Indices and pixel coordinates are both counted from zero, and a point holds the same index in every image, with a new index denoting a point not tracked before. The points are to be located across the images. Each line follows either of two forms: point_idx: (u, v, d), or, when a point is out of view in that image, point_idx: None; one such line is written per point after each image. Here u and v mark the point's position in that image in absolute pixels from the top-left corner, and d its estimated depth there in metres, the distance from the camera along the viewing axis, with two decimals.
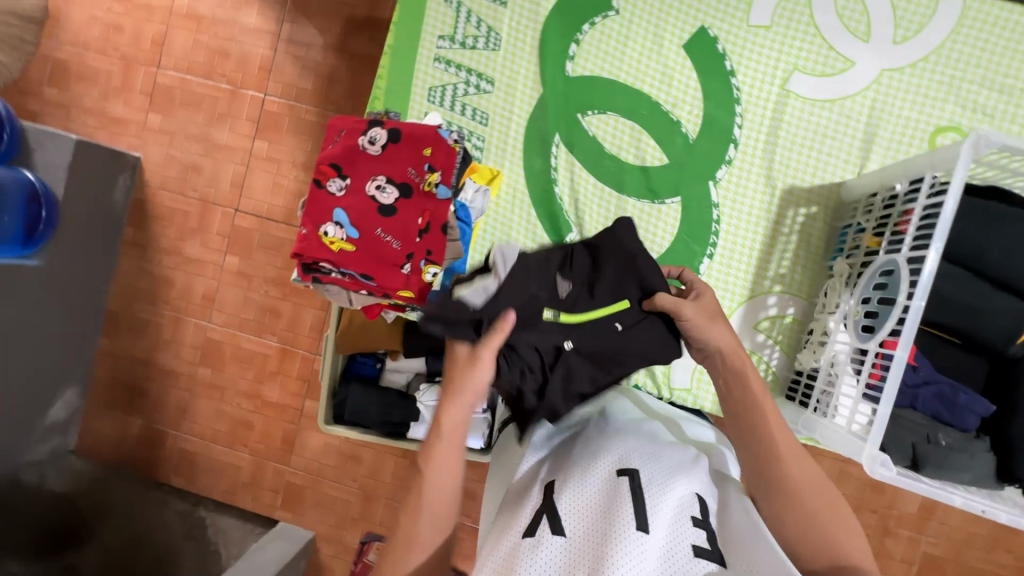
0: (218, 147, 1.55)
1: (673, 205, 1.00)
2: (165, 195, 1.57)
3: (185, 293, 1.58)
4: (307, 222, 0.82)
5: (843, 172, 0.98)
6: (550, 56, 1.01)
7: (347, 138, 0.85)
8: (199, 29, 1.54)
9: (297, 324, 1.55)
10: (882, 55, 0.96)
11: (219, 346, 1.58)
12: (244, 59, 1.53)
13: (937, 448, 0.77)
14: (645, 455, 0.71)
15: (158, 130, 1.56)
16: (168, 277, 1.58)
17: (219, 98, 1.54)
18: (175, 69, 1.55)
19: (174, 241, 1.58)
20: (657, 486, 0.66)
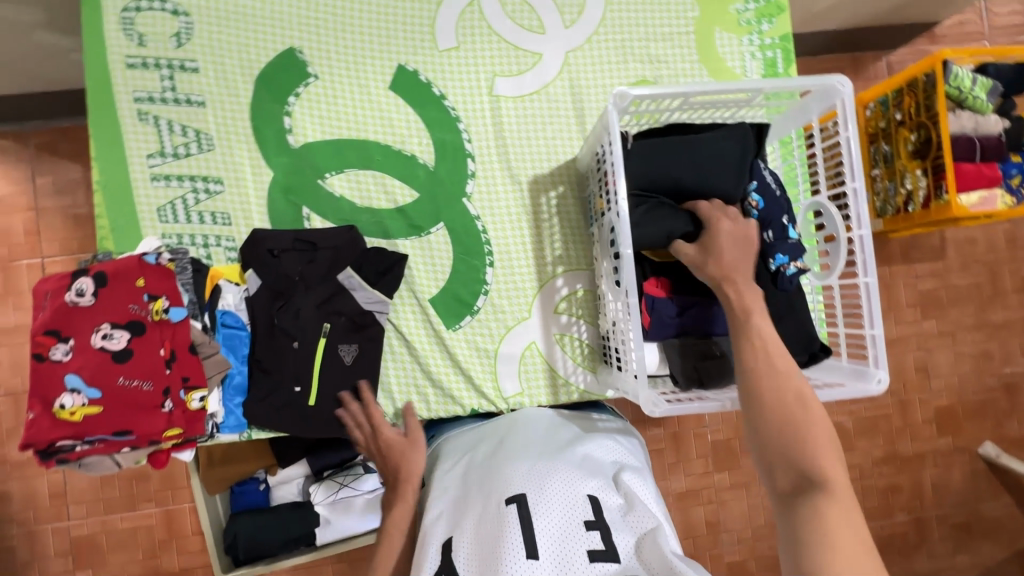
0: (8, 332, 1.39)
1: (439, 232, 1.03)
2: None
3: (30, 500, 1.42)
4: (33, 403, 0.74)
5: (572, 148, 1.06)
6: (267, 137, 1.01)
7: (54, 299, 0.77)
8: None
9: (173, 478, 1.46)
10: (560, 41, 1.06)
11: (91, 540, 1.44)
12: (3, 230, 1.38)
13: (715, 360, 0.85)
14: (536, 478, 0.76)
15: None
16: (2, 491, 1.41)
17: None
18: None
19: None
20: (548, 506, 0.72)
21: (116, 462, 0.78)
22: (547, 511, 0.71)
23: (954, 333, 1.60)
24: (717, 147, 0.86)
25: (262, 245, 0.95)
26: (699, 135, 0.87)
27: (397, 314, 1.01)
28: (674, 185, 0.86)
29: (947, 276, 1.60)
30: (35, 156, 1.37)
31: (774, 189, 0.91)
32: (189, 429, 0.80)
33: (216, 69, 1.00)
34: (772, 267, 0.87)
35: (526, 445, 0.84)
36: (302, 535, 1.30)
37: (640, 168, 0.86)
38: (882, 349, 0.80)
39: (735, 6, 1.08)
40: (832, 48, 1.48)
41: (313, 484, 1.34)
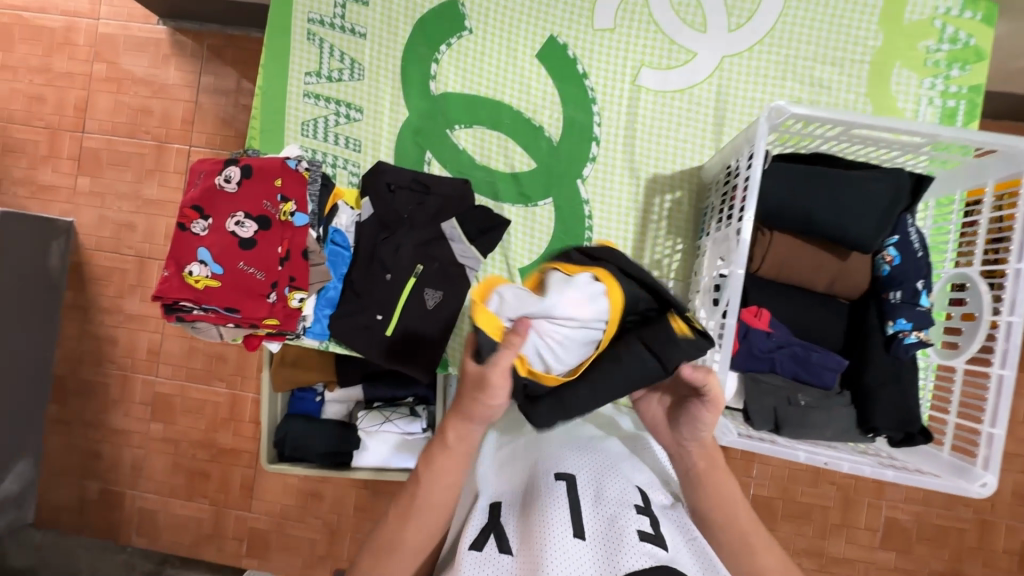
0: (149, 203, 1.60)
1: (546, 206, 1.04)
2: (101, 255, 1.62)
3: (131, 350, 1.64)
4: (170, 264, 0.84)
5: (700, 156, 1.02)
6: (413, 79, 1.06)
7: (206, 179, 0.87)
8: (120, 91, 1.59)
9: (245, 367, 1.62)
10: (719, 43, 1.01)
11: (168, 398, 1.64)
12: (166, 115, 1.58)
13: (796, 409, 0.79)
14: (581, 463, 0.77)
15: (89, 193, 1.61)
16: (112, 335, 1.64)
17: (144, 155, 1.59)
18: (101, 131, 1.60)
19: (114, 299, 1.63)
20: (595, 491, 0.72)
21: (220, 333, 0.86)
22: (594, 492, 0.72)
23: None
24: (869, 189, 0.79)
25: (381, 178, 1.01)
26: (849, 171, 0.81)
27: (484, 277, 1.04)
28: (806, 217, 0.81)
29: None
30: (206, 56, 1.54)
31: (915, 250, 0.82)
32: (284, 324, 0.86)
33: (382, 4, 1.06)
34: (889, 331, 0.82)
35: (567, 429, 0.86)
36: (340, 452, 1.38)
37: (773, 191, 0.81)
38: (996, 452, 0.71)
39: (925, 43, 0.98)
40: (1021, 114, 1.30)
41: (362, 410, 1.42)
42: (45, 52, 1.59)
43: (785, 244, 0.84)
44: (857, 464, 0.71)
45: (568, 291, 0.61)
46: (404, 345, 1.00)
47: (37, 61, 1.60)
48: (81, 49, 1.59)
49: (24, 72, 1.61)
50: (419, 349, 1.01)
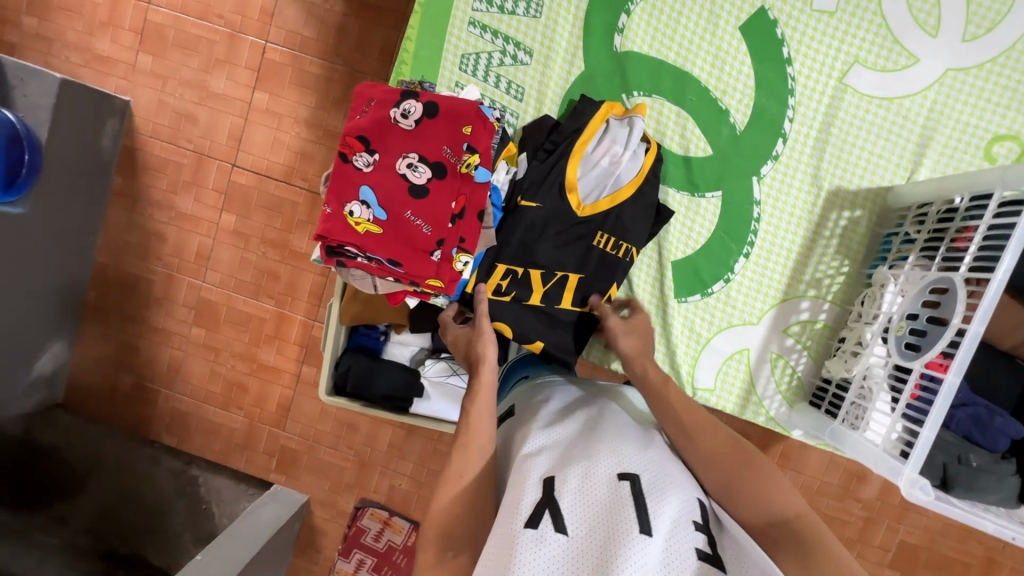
0: (214, 96, 1.43)
1: (713, 199, 0.95)
2: (156, 143, 1.46)
3: (178, 249, 1.49)
4: (330, 200, 0.76)
5: (892, 176, 0.93)
6: (597, 28, 0.93)
7: (377, 109, 0.77)
8: None
9: (295, 288, 1.48)
10: (947, 53, 0.90)
11: (213, 307, 1.51)
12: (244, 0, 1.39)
13: (967, 469, 0.77)
14: (648, 463, 0.64)
15: (148, 73, 1.43)
16: (160, 231, 1.49)
17: (216, 42, 1.41)
18: (169, 6, 1.41)
19: (166, 194, 1.48)
20: (661, 490, 0.60)
21: (374, 286, 0.80)
22: (662, 495, 0.60)
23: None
24: None
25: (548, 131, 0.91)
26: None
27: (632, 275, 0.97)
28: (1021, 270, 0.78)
29: None
30: None
31: None
32: (446, 287, 0.79)
33: None
34: None
35: (614, 419, 0.74)
36: (399, 398, 1.31)
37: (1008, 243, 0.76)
38: None
39: None
40: None
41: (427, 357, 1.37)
42: None
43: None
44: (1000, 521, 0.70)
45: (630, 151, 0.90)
46: (522, 322, 0.90)
47: None
48: None
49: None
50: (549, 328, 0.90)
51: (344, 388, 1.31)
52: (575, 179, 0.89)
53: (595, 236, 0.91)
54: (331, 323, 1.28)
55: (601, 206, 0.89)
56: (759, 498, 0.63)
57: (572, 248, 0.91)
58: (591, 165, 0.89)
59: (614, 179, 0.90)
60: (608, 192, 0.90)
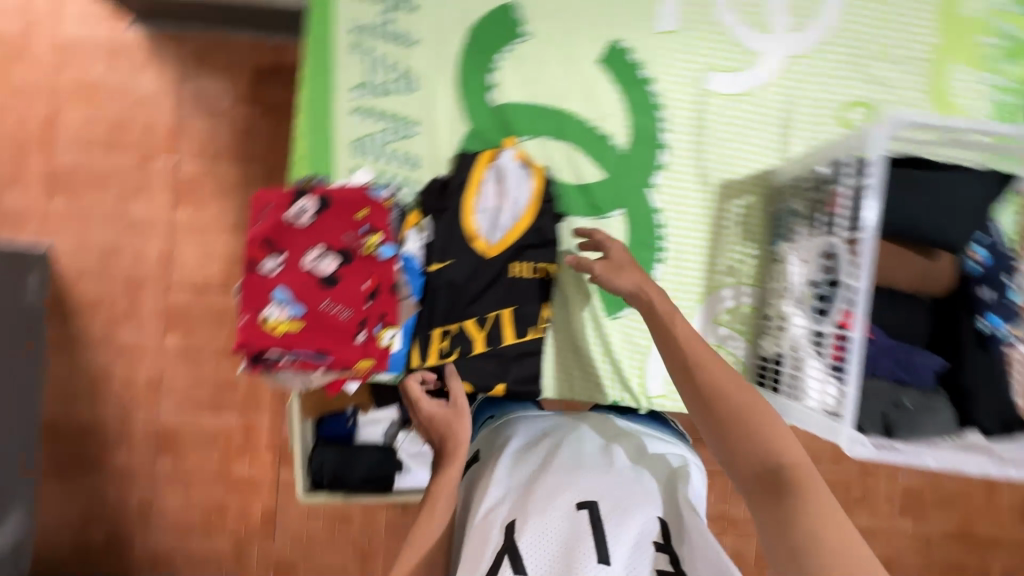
0: (136, 223, 1.43)
1: (617, 217, 1.01)
2: (84, 284, 1.43)
3: (127, 385, 1.45)
4: (246, 309, 0.77)
5: (769, 159, 1.01)
6: (471, 89, 1.00)
7: (274, 212, 0.79)
8: (92, 102, 1.41)
9: (257, 394, 1.47)
10: (782, 44, 1.00)
11: (176, 434, 1.46)
12: (148, 126, 1.42)
13: (903, 412, 0.81)
14: (608, 490, 0.72)
15: (63, 216, 1.42)
16: (104, 371, 1.44)
17: (127, 171, 1.42)
18: (72, 146, 1.41)
19: (104, 332, 1.44)
20: (621, 516, 0.69)
21: (307, 381, 0.80)
22: (622, 523, 0.68)
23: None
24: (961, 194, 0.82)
25: (444, 187, 0.94)
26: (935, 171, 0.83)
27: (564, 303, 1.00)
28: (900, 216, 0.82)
29: None
30: (192, 60, 1.41)
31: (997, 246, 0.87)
32: (377, 364, 0.81)
33: (433, 11, 0.99)
34: (980, 329, 0.84)
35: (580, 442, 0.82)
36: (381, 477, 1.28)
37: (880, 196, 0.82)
38: None
39: (980, 39, 1.00)
40: None
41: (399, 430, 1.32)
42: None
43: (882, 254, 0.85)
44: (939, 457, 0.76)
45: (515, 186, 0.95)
46: (472, 370, 0.94)
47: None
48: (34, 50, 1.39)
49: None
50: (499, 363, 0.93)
51: (321, 482, 1.28)
52: (473, 225, 0.93)
53: (513, 267, 0.94)
54: (293, 421, 1.23)
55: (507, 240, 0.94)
56: (753, 439, 0.70)
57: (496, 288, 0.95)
58: (483, 210, 0.94)
59: (507, 212, 0.94)
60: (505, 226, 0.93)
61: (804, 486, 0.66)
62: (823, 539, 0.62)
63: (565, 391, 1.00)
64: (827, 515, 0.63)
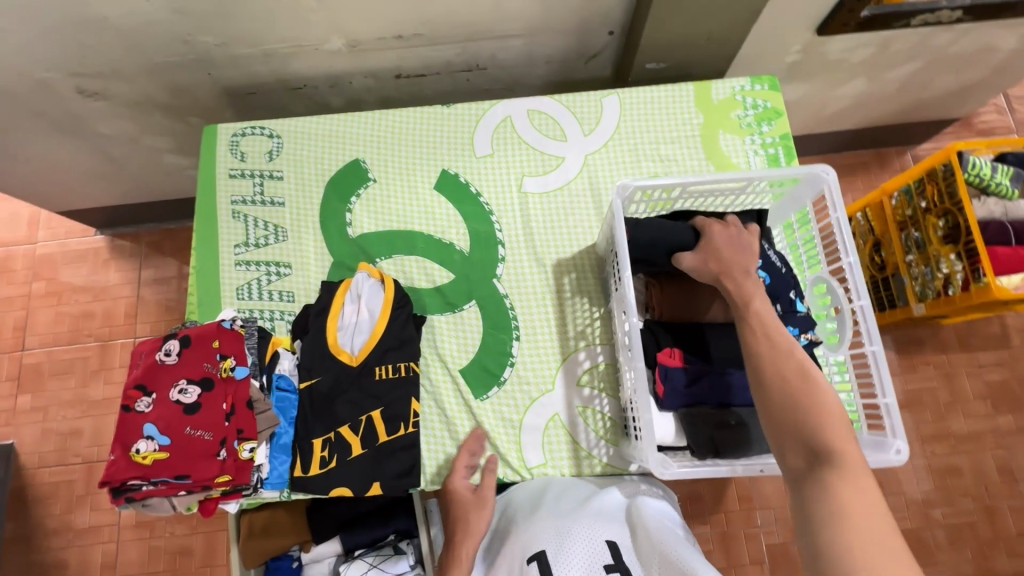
0: (93, 404, 1.79)
1: (471, 309, 1.14)
2: (45, 470, 1.74)
3: (83, 567, 1.68)
4: (116, 446, 0.86)
5: (591, 235, 1.18)
6: (332, 230, 1.20)
7: (147, 357, 0.92)
8: (61, 301, 1.88)
9: (211, 554, 1.68)
10: (580, 146, 1.23)
11: None
12: (109, 313, 1.86)
13: (729, 430, 0.87)
14: (556, 532, 0.92)
15: (30, 408, 1.78)
16: (59, 558, 1.68)
17: (88, 357, 1.83)
18: (42, 344, 1.84)
19: (61, 516, 1.71)
20: (568, 554, 0.89)
21: (173, 505, 0.87)
22: (565, 564, 0.88)
23: (951, 427, 1.67)
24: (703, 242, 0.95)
25: (308, 314, 1.10)
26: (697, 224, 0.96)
27: (437, 393, 1.09)
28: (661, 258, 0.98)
29: (1014, 364, 1.71)
30: (145, 252, 1.91)
31: (780, 267, 0.96)
32: (237, 478, 0.89)
33: (295, 177, 1.23)
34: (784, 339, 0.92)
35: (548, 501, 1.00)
36: None
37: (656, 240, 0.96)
38: (899, 420, 0.79)
39: (736, 113, 1.23)
40: (854, 146, 1.95)
41: (342, 563, 1.44)
42: None
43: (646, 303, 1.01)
44: None
45: (372, 298, 1.10)
46: (356, 474, 1.00)
47: None
48: (18, 275, 1.91)
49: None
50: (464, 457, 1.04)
51: None
52: (338, 342, 1.06)
53: (376, 369, 1.06)
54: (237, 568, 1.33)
55: (370, 345, 1.06)
56: (811, 411, 0.71)
57: (367, 391, 1.04)
58: (347, 324, 1.08)
59: (367, 322, 1.08)
60: (367, 334, 1.07)
61: (849, 475, 0.65)
62: (845, 503, 0.63)
63: (452, 481, 1.05)
64: (863, 515, 0.62)
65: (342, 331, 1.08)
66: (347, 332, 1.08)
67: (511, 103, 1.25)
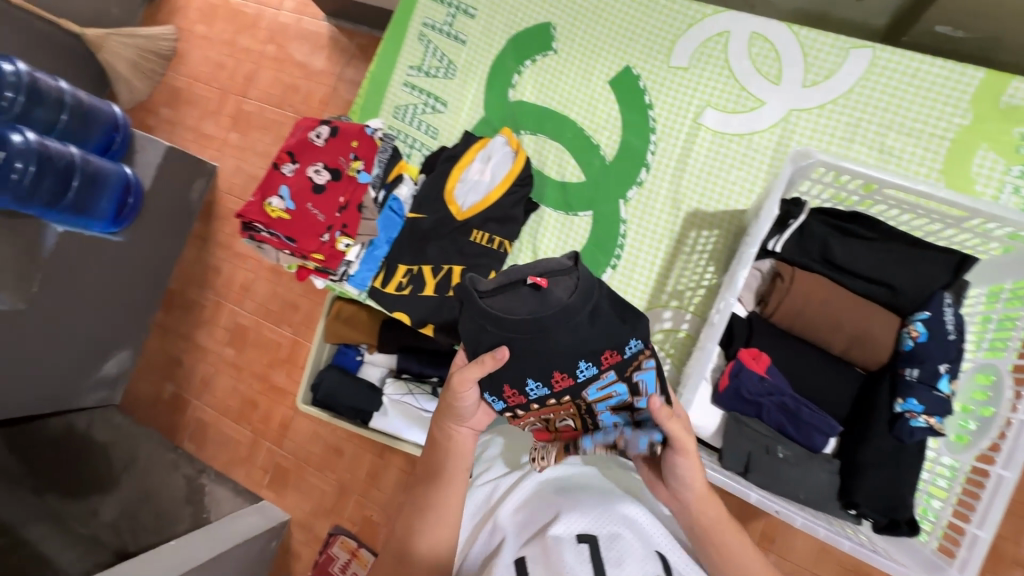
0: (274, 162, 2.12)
1: (585, 218, 1.10)
2: (229, 197, 2.16)
3: (228, 280, 2.13)
4: (258, 192, 1.02)
5: (746, 201, 1.03)
6: (495, 86, 1.18)
7: (303, 133, 1.05)
8: (281, 68, 2.17)
9: (310, 318, 2.02)
10: (790, 96, 1.03)
11: (246, 329, 2.08)
12: (309, 93, 2.12)
13: (772, 459, 0.77)
14: (603, 518, 0.70)
15: (235, 145, 2.17)
16: (217, 266, 2.14)
17: (283, 123, 2.13)
18: (258, 99, 2.18)
19: (227, 236, 2.15)
20: (621, 549, 0.66)
21: (279, 257, 1.03)
22: (620, 559, 0.65)
23: None
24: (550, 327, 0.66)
25: (440, 156, 1.14)
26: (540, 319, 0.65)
27: None
28: (540, 352, 0.67)
29: None
30: (352, 51, 2.08)
31: (949, 331, 0.76)
32: (327, 262, 1.01)
33: (486, 19, 1.20)
34: (896, 410, 0.76)
35: (579, 480, 0.80)
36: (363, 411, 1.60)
37: (566, 338, 0.66)
38: (978, 558, 0.67)
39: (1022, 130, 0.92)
40: None
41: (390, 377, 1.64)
42: (236, 32, 2.24)
43: (473, 374, 0.70)
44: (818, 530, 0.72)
45: (499, 166, 1.09)
46: (419, 310, 1.07)
47: (228, 38, 2.25)
48: (260, 33, 2.21)
49: (217, 45, 2.26)
50: (501, 385, 0.72)
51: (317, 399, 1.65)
52: (453, 191, 1.10)
53: (473, 232, 1.08)
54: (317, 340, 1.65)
55: (478, 207, 1.08)
56: None
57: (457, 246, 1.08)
58: (468, 178, 1.10)
59: (487, 183, 1.09)
60: (481, 196, 1.08)
61: None
62: None
63: None
64: None
65: (460, 185, 1.10)
66: (464, 186, 1.10)
67: (737, 18, 1.06)
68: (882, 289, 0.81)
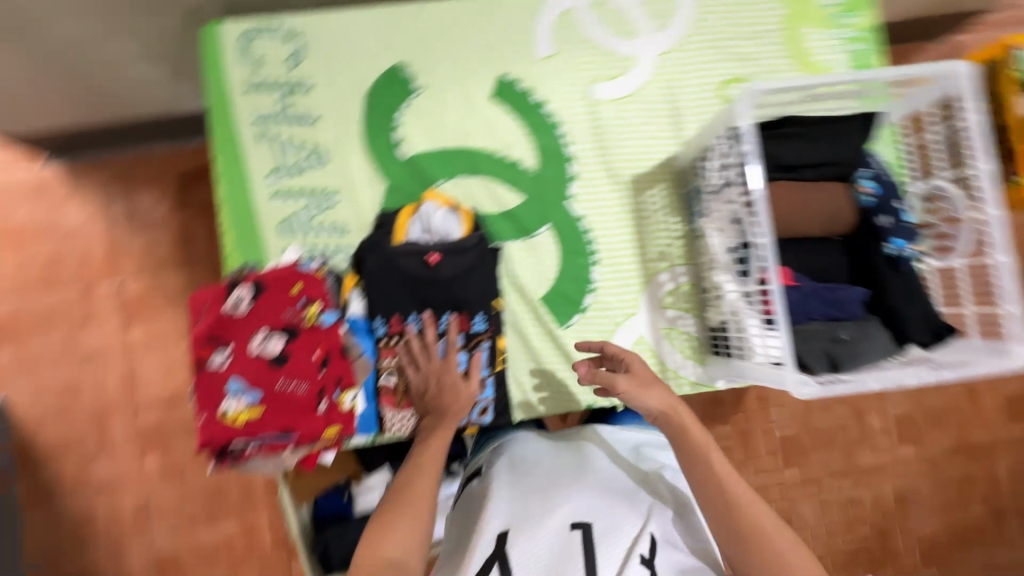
0: (89, 354, 1.39)
1: (545, 233, 1.06)
2: (49, 428, 1.37)
3: (113, 521, 1.37)
4: (202, 408, 0.77)
5: (669, 148, 1.09)
6: (379, 152, 1.05)
7: (211, 309, 0.81)
8: (20, 247, 1.39)
9: (249, 495, 1.40)
10: (652, 44, 1.09)
11: (174, 560, 1.36)
12: (83, 255, 1.41)
13: (843, 345, 0.86)
14: (597, 507, 0.81)
15: (13, 368, 1.36)
16: (86, 513, 1.36)
17: (70, 306, 1.39)
18: (10, 296, 1.38)
19: (78, 472, 1.37)
20: (611, 533, 0.78)
21: (280, 462, 0.82)
22: (609, 542, 0.77)
23: None
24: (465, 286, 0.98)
25: (379, 248, 0.97)
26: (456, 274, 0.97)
27: (522, 330, 1.04)
28: (451, 290, 0.97)
29: None
30: (111, 183, 1.41)
31: (884, 177, 0.94)
32: (345, 427, 0.84)
33: (328, 88, 1.04)
34: (889, 252, 0.90)
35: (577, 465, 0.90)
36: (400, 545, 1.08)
37: (467, 288, 0.98)
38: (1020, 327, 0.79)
39: (820, 2, 1.11)
40: None
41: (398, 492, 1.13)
42: None
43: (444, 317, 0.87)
44: (920, 373, 0.80)
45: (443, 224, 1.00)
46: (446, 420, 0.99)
47: None
48: None
49: None
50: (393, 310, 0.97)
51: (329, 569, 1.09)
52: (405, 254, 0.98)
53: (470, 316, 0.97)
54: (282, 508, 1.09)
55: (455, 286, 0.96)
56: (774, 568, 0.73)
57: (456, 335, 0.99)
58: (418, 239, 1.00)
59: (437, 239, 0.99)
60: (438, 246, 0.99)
61: None
62: None
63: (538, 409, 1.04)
64: None
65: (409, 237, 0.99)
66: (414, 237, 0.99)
67: None
68: (831, 168, 0.93)
